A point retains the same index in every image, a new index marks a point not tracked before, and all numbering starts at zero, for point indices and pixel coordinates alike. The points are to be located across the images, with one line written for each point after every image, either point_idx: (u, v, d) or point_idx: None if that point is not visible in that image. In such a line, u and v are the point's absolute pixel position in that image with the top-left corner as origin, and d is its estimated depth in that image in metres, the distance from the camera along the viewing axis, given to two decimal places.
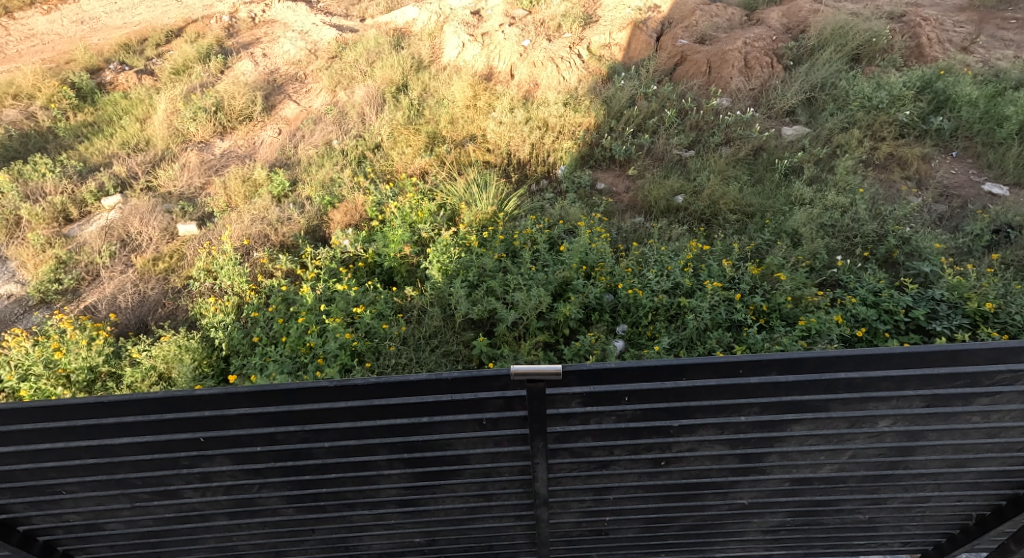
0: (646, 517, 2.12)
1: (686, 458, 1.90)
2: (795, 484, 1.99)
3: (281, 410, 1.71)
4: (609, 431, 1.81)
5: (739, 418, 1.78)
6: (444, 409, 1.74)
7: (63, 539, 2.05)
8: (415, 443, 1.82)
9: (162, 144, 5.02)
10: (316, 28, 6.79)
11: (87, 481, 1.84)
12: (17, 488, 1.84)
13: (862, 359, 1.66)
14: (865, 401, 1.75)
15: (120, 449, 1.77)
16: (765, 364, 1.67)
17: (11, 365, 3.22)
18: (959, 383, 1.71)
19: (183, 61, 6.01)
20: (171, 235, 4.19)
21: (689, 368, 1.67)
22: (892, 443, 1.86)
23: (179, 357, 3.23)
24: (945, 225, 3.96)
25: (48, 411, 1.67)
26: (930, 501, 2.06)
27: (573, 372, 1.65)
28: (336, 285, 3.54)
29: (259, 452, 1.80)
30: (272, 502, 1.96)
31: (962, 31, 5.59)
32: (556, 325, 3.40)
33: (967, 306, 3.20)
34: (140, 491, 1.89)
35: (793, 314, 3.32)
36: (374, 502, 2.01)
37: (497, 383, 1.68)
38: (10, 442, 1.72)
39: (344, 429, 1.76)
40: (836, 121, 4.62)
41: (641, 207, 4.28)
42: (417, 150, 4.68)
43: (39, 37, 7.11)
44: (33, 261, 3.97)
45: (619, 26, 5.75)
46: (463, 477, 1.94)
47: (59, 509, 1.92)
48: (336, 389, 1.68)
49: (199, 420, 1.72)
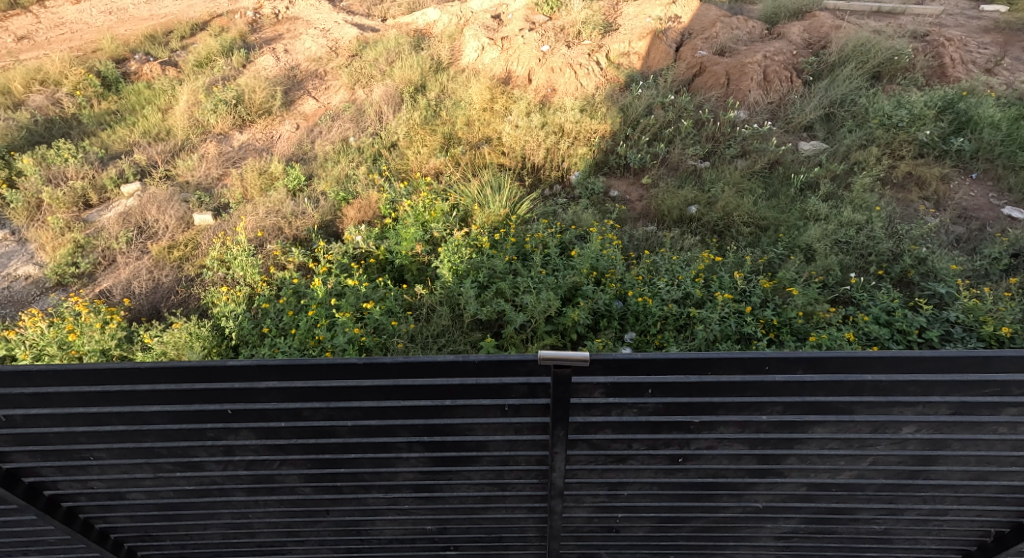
0: (659, 516, 2.10)
1: (705, 456, 1.89)
2: (813, 490, 1.96)
3: (309, 385, 1.73)
4: (630, 424, 1.80)
5: (762, 417, 1.78)
6: (468, 392, 1.75)
7: (85, 507, 2.06)
8: (436, 427, 1.83)
9: (182, 134, 5.10)
10: (338, 26, 6.88)
11: (116, 448, 1.87)
12: (48, 452, 1.86)
13: (893, 362, 1.64)
14: (891, 406, 1.74)
15: (150, 417, 1.80)
16: (791, 362, 1.67)
17: (27, 344, 3.26)
18: (988, 392, 1.70)
19: (207, 53, 6.13)
20: (187, 224, 4.23)
21: (715, 362, 1.67)
22: (914, 451, 1.84)
23: (189, 344, 3.25)
24: (962, 247, 3.90)
25: (85, 375, 1.70)
26: (948, 515, 2.03)
27: (599, 360, 1.63)
28: (347, 280, 3.56)
29: (284, 428, 1.83)
30: (291, 479, 1.98)
31: (987, 52, 5.54)
32: (564, 330, 3.37)
33: (982, 330, 3.14)
34: (165, 461, 1.91)
35: (804, 330, 3.27)
36: (390, 486, 2.01)
37: (523, 368, 1.69)
38: (45, 405, 1.75)
39: (368, 408, 1.78)
40: (856, 137, 4.58)
41: (654, 215, 4.27)
42: (433, 150, 4.72)
43: (69, 25, 7.25)
44: (52, 243, 4.03)
45: (639, 34, 5.75)
46: (480, 465, 1.94)
47: (86, 475, 1.94)
48: (365, 367, 1.69)
49: (228, 392, 1.74)
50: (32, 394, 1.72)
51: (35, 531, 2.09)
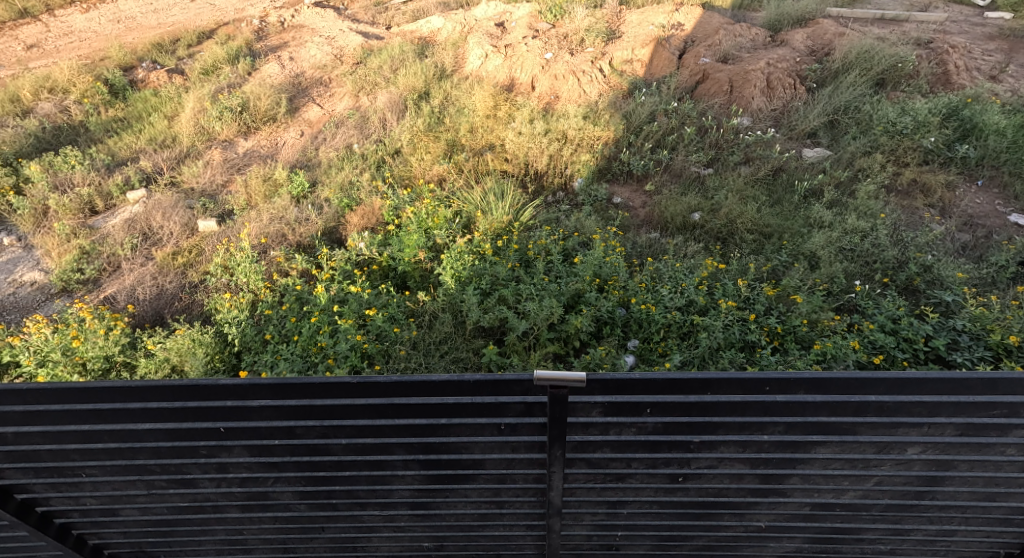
0: (658, 534, 2.09)
1: (705, 475, 1.88)
2: (815, 509, 1.95)
3: (302, 404, 1.75)
4: (629, 443, 1.81)
5: (762, 437, 1.78)
6: (464, 411, 1.77)
7: (78, 523, 2.07)
8: (432, 445, 1.84)
9: (188, 141, 5.14)
10: (343, 34, 6.93)
11: (108, 465, 1.89)
12: (40, 468, 1.89)
13: (896, 383, 1.66)
14: (895, 426, 1.74)
15: (142, 435, 1.83)
16: (792, 384, 1.69)
17: (31, 351, 3.26)
18: (996, 413, 1.70)
19: (213, 61, 6.18)
20: (191, 231, 4.26)
21: (715, 383, 1.69)
22: (921, 471, 1.83)
23: (192, 351, 3.23)
24: (968, 255, 3.87)
25: (76, 393, 1.73)
26: (956, 536, 2.01)
27: (597, 380, 1.66)
28: (350, 287, 3.55)
29: (278, 445, 1.84)
30: (286, 497, 1.98)
31: (992, 59, 5.51)
32: (567, 337, 3.36)
33: (989, 339, 3.11)
34: (158, 478, 1.92)
35: (808, 338, 3.26)
36: (386, 503, 2.00)
37: (520, 388, 1.71)
38: (37, 423, 1.78)
39: (362, 426, 1.80)
40: (859, 144, 4.58)
41: (657, 222, 4.26)
42: (436, 157, 4.74)
43: (78, 34, 7.33)
44: (57, 250, 4.06)
45: (642, 41, 5.78)
46: (477, 482, 1.94)
47: (79, 492, 1.96)
48: (359, 385, 1.71)
49: (221, 410, 1.77)
50: (23, 411, 1.75)
51: (29, 547, 2.09)
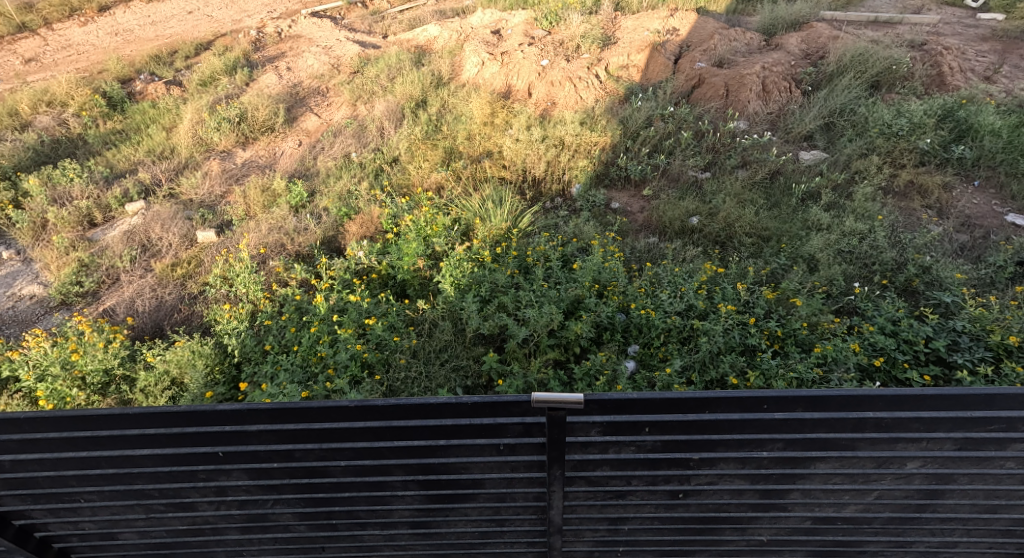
0: (660, 549, 2.10)
1: (705, 491, 1.89)
2: (817, 523, 1.96)
3: (301, 427, 1.76)
4: (628, 461, 1.82)
5: (762, 453, 1.79)
6: (462, 433, 1.78)
7: (76, 547, 2.08)
8: (431, 466, 1.84)
9: (186, 152, 5.15)
10: (340, 44, 6.95)
11: (106, 490, 1.90)
12: (37, 495, 1.90)
13: (894, 400, 1.67)
14: (895, 442, 1.75)
15: (140, 460, 1.84)
16: (790, 401, 1.70)
17: (30, 365, 3.24)
18: (994, 428, 1.72)
19: (211, 72, 6.21)
20: (191, 241, 4.27)
21: (713, 401, 1.70)
22: (921, 485, 1.84)
23: (191, 363, 3.21)
24: (966, 255, 3.88)
25: (74, 420, 1.75)
26: (958, 547, 2.02)
27: (594, 401, 1.68)
28: (349, 296, 3.56)
29: (276, 469, 1.84)
30: (286, 518, 1.99)
31: (985, 60, 5.54)
32: (567, 343, 3.36)
33: (989, 339, 3.11)
34: (156, 502, 1.93)
35: (809, 340, 3.25)
36: (387, 523, 2.01)
37: (518, 409, 1.72)
38: (34, 450, 1.80)
39: (361, 448, 1.80)
40: (856, 146, 4.59)
41: (656, 226, 4.27)
42: (434, 164, 4.75)
43: (76, 47, 7.35)
44: (56, 263, 4.06)
45: (638, 47, 5.80)
46: (477, 501, 1.94)
47: (76, 517, 1.97)
48: (357, 408, 1.72)
49: (218, 434, 1.78)
50: (19, 440, 1.77)
51: None
